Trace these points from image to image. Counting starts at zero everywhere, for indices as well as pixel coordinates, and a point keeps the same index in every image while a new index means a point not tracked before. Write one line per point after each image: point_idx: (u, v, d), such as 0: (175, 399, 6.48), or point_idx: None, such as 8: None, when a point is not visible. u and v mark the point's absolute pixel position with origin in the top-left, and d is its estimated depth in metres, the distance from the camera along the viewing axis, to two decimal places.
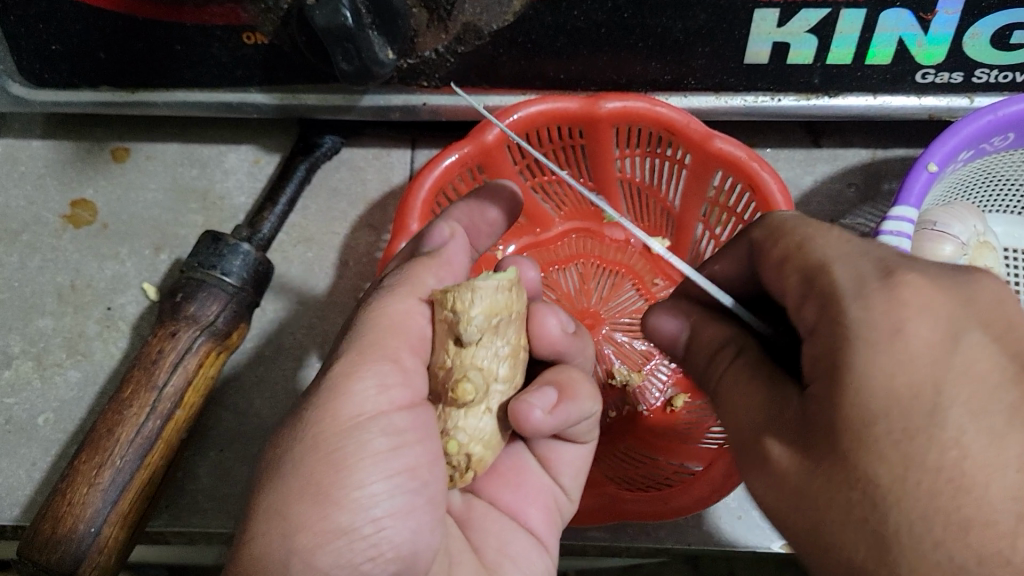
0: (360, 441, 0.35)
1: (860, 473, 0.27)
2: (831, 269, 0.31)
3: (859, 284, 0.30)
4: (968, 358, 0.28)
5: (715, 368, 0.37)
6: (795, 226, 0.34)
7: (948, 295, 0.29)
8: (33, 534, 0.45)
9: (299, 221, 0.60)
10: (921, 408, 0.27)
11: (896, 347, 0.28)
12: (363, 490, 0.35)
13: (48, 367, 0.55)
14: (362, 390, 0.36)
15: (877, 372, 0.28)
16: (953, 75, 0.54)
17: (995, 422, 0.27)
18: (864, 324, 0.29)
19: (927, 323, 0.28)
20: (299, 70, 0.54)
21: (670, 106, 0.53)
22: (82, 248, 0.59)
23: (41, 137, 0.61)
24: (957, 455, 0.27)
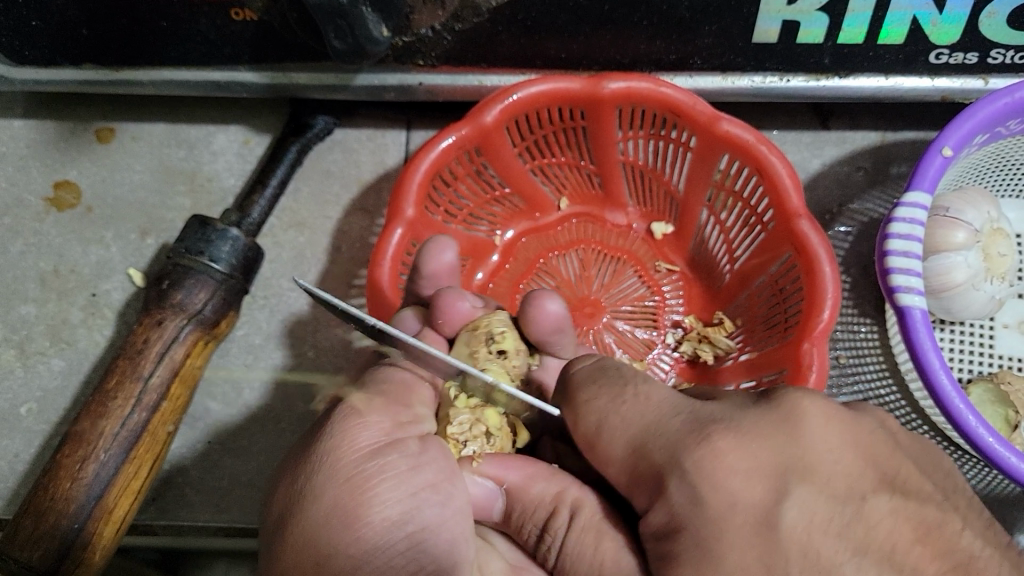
0: (380, 462, 0.34)
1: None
2: (644, 446, 0.32)
3: (673, 463, 0.31)
4: (798, 516, 0.28)
5: (549, 548, 0.37)
6: (580, 400, 0.36)
7: (758, 448, 0.29)
8: (15, 531, 0.43)
9: (290, 204, 0.58)
10: (749, 499, 0.29)
11: (715, 519, 0.29)
12: (388, 507, 0.33)
13: (31, 355, 0.54)
14: (364, 417, 0.36)
15: (714, 546, 0.29)
16: (968, 55, 0.52)
17: (831, 546, 0.28)
18: (688, 501, 0.30)
19: (743, 480, 0.29)
20: (290, 48, 0.51)
21: (676, 87, 0.51)
22: (65, 232, 0.57)
23: (22, 117, 0.59)
24: None
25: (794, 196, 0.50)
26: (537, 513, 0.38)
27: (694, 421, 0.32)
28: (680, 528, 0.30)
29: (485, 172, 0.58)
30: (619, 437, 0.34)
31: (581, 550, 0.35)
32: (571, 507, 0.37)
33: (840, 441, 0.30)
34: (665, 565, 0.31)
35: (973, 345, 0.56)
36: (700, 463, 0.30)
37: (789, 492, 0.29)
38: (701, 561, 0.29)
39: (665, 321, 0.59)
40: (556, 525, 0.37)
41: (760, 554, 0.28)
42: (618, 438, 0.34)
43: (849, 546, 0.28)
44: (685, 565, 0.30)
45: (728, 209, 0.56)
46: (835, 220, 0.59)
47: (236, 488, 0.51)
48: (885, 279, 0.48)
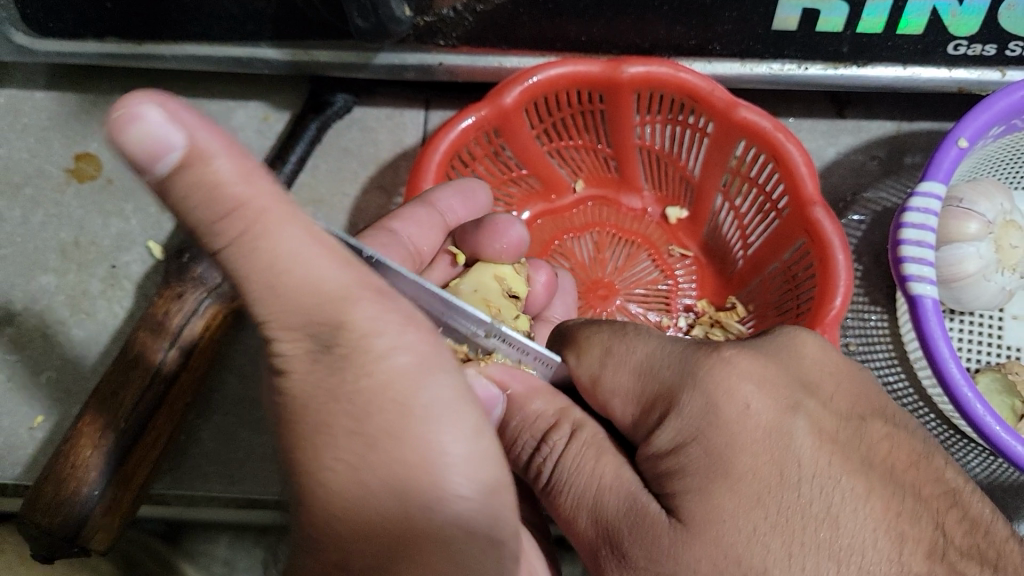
0: (432, 393, 0.29)
1: (721, 545, 0.31)
2: (650, 370, 0.37)
3: (688, 374, 0.35)
4: (808, 433, 0.32)
5: (543, 460, 0.39)
6: (583, 338, 0.41)
7: (771, 365, 0.34)
8: (37, 496, 0.44)
9: (308, 181, 0.59)
10: (760, 384, 0.33)
11: (728, 421, 0.33)
12: (454, 447, 0.29)
13: (50, 325, 0.54)
14: (358, 309, 0.27)
15: (723, 448, 0.32)
16: (986, 47, 0.53)
17: (832, 457, 0.32)
18: (700, 402, 0.33)
19: (755, 392, 0.33)
20: (313, 25, 0.52)
21: (695, 73, 0.51)
22: (86, 204, 0.57)
23: (44, 88, 0.59)
24: (826, 532, 0.31)
25: (809, 183, 0.50)
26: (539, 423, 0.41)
27: (702, 345, 0.36)
28: (692, 429, 0.33)
29: (502, 152, 0.58)
30: (667, 377, 0.36)
31: (579, 463, 0.37)
32: (573, 424, 0.40)
33: (823, 363, 0.36)
34: (664, 475, 0.34)
35: (982, 335, 0.57)
36: (712, 374, 0.34)
37: (795, 421, 0.33)
38: (717, 473, 0.32)
39: (677, 305, 0.60)
40: (552, 441, 0.39)
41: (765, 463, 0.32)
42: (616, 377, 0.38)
43: (853, 457, 0.32)
44: (697, 478, 0.32)
45: (743, 195, 0.57)
46: (849, 208, 0.59)
47: (250, 461, 0.52)
48: (898, 267, 0.49)
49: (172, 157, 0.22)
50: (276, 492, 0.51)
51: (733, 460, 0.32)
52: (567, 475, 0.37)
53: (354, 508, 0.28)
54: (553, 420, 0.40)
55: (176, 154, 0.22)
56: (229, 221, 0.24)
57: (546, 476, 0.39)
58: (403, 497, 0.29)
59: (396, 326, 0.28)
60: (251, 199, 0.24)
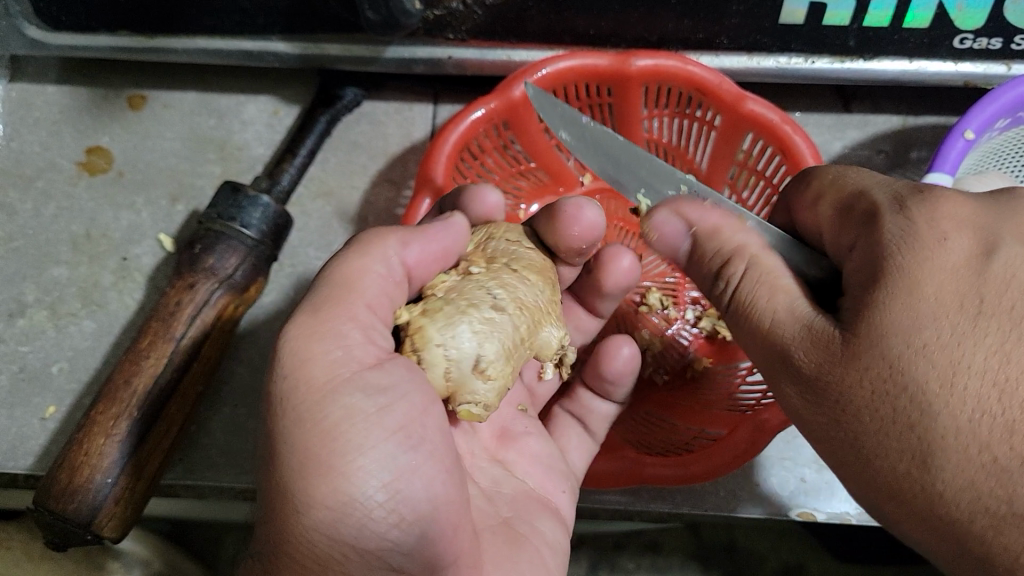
0: (345, 405, 0.33)
1: (896, 353, 0.30)
2: (869, 192, 0.35)
3: (896, 203, 0.33)
4: (1004, 267, 0.31)
5: (725, 286, 0.37)
6: (836, 172, 0.38)
7: (984, 210, 0.32)
8: (51, 483, 0.45)
9: (317, 174, 0.59)
10: (963, 224, 0.32)
11: (935, 254, 0.31)
12: (370, 463, 0.33)
13: (62, 316, 0.55)
14: (341, 322, 0.35)
15: (919, 283, 0.31)
16: (991, 40, 0.53)
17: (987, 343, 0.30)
18: (899, 232, 0.32)
19: (963, 241, 0.31)
20: (323, 18, 0.52)
21: (703, 66, 0.51)
22: (97, 197, 0.58)
23: (55, 82, 0.60)
24: (952, 435, 0.30)
25: None
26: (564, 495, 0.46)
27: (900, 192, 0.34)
28: (896, 259, 0.31)
29: (511, 146, 0.59)
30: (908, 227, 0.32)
31: (756, 293, 0.36)
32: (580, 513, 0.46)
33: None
34: (858, 288, 0.33)
35: None
36: (930, 209, 0.32)
37: (992, 259, 0.31)
38: (902, 289, 0.31)
39: (685, 298, 0.61)
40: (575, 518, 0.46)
41: (942, 351, 0.30)
42: (855, 186, 0.36)
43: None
44: (896, 285, 0.31)
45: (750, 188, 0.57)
46: None
47: None
48: None
49: None
50: None
51: (911, 317, 0.30)
52: (749, 289, 0.36)
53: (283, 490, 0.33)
54: (732, 246, 0.37)
55: None
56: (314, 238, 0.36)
57: (734, 293, 0.37)
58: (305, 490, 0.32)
59: (358, 359, 0.34)
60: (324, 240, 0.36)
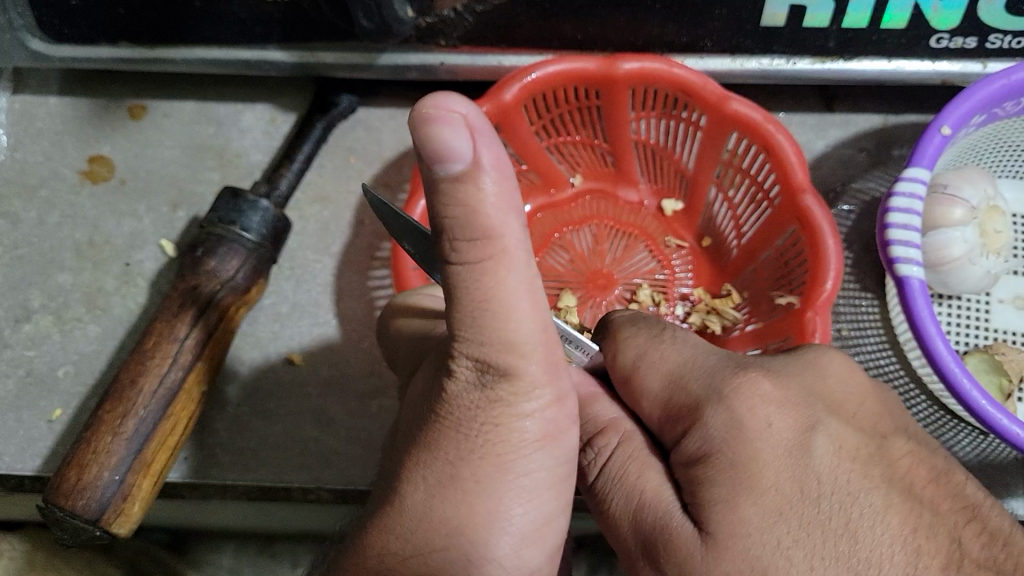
0: (535, 464, 0.32)
1: (744, 558, 0.33)
2: (683, 378, 0.38)
3: (712, 392, 0.37)
4: (827, 447, 0.35)
5: (589, 463, 0.40)
6: (622, 338, 0.42)
7: (790, 388, 0.37)
8: (60, 481, 0.46)
9: (315, 179, 0.61)
10: (783, 401, 0.36)
11: (752, 436, 0.35)
12: (524, 527, 0.32)
13: (67, 321, 0.56)
14: (530, 373, 0.31)
15: (745, 462, 0.34)
16: (967, 40, 0.54)
17: (784, 527, 0.33)
18: (724, 418, 0.36)
19: (782, 416, 0.36)
20: (319, 27, 0.54)
21: (687, 68, 0.53)
22: (100, 205, 0.59)
23: (58, 93, 0.61)
24: (846, 546, 0.33)
25: (798, 172, 0.52)
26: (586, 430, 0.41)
27: (731, 361, 0.38)
28: (710, 446, 0.35)
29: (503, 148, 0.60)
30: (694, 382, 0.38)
31: (622, 475, 0.38)
32: (620, 434, 0.40)
33: (848, 384, 0.38)
34: (690, 484, 0.36)
35: (970, 319, 0.59)
36: (736, 390, 0.36)
37: (817, 442, 0.35)
38: (728, 430, 0.35)
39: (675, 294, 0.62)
40: (601, 445, 0.40)
41: (767, 524, 0.33)
42: (661, 367, 0.39)
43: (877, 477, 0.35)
44: (716, 483, 0.34)
45: (736, 186, 0.59)
46: (839, 198, 0.61)
47: (264, 450, 0.53)
48: (885, 250, 0.50)
49: (454, 166, 0.27)
50: (288, 479, 0.52)
51: (744, 496, 0.34)
52: (619, 465, 0.39)
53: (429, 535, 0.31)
54: (601, 427, 0.41)
55: (458, 166, 0.27)
56: (477, 242, 0.28)
57: (594, 478, 0.40)
58: (463, 531, 0.31)
59: (557, 421, 0.33)
60: (502, 235, 0.28)
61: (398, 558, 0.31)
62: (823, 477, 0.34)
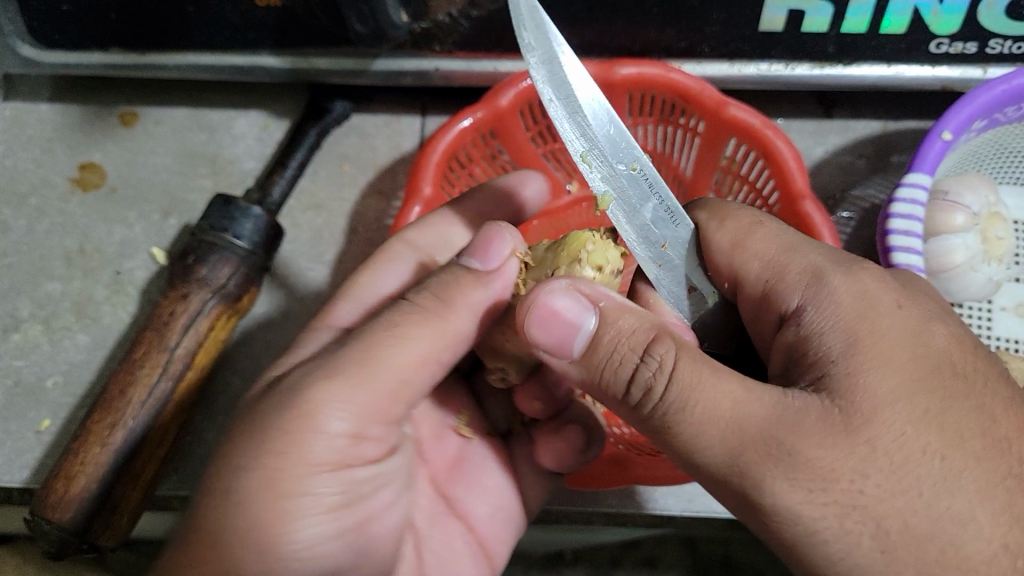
0: (321, 483, 0.36)
1: (902, 452, 0.32)
2: (799, 251, 0.39)
3: (833, 270, 0.37)
4: (943, 335, 0.35)
5: (654, 374, 0.34)
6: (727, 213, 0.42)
7: (900, 286, 0.37)
8: (47, 493, 0.45)
9: (308, 186, 0.60)
10: (899, 295, 0.36)
11: (880, 321, 0.34)
12: (314, 530, 0.36)
13: (57, 330, 0.55)
14: (328, 407, 0.35)
15: (883, 343, 0.34)
16: (967, 45, 0.54)
17: (907, 403, 0.32)
18: (846, 299, 0.35)
19: (896, 304, 0.35)
20: (312, 33, 0.53)
21: (684, 73, 0.53)
22: (90, 212, 0.58)
23: (48, 100, 0.61)
24: (988, 442, 0.33)
25: (798, 178, 0.52)
26: (636, 336, 0.35)
27: (811, 274, 0.37)
28: (831, 323, 0.35)
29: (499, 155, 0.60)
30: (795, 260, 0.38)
31: (694, 380, 0.33)
32: (674, 338, 0.35)
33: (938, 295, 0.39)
34: (801, 362, 0.35)
35: (972, 327, 0.58)
36: (842, 284, 0.36)
37: (934, 328, 0.35)
38: (864, 312, 0.35)
39: None
40: (659, 354, 0.34)
41: (913, 411, 0.32)
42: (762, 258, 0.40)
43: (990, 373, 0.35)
44: (834, 359, 0.34)
45: (734, 192, 0.58)
46: (838, 206, 0.60)
47: None
48: (886, 256, 0.50)
49: None
50: None
51: (883, 373, 0.33)
52: (692, 375, 0.33)
53: (242, 537, 0.34)
54: (652, 333, 0.35)
55: None
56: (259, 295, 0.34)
57: (660, 394, 0.34)
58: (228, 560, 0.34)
59: (352, 446, 0.37)
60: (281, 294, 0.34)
61: (204, 554, 0.34)
62: (947, 374, 0.34)
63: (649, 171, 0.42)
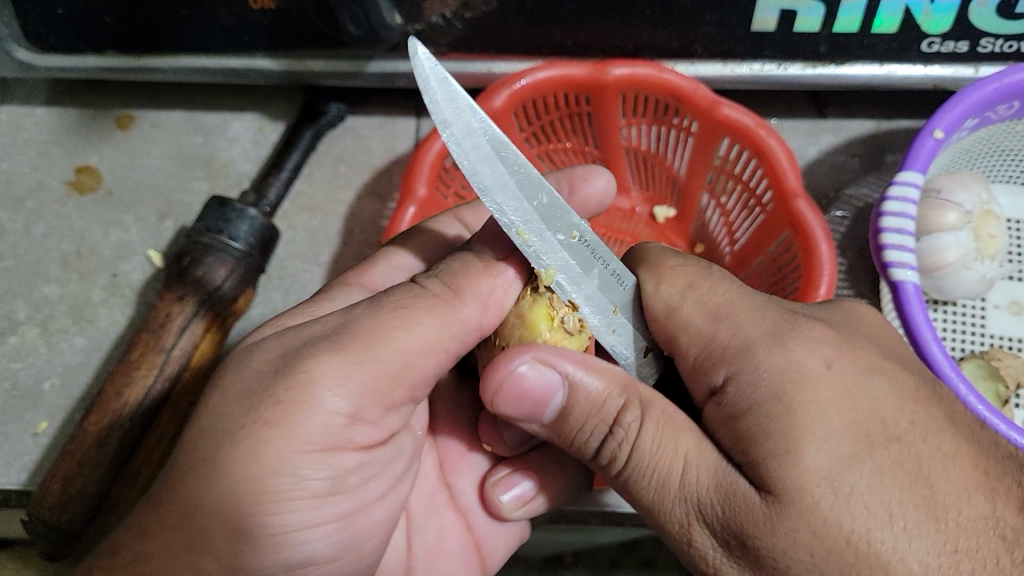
0: (309, 464, 0.34)
1: (826, 518, 0.30)
2: (723, 318, 0.36)
3: (770, 336, 0.34)
4: (886, 389, 0.32)
5: (618, 445, 0.35)
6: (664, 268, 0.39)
7: (840, 340, 0.34)
8: (43, 494, 0.45)
9: (304, 189, 0.60)
10: (838, 348, 0.33)
11: (811, 377, 0.32)
12: (300, 516, 0.35)
13: (53, 333, 0.55)
14: (322, 382, 0.34)
15: (811, 406, 0.31)
16: (958, 44, 0.54)
17: (836, 453, 0.30)
18: (780, 366, 0.33)
19: (822, 361, 0.33)
20: (306, 36, 0.53)
21: (677, 74, 0.53)
22: (87, 215, 0.58)
23: (44, 104, 0.61)
24: (926, 488, 0.30)
25: (791, 177, 0.52)
26: (606, 406, 0.35)
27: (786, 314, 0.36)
28: (761, 392, 0.33)
29: None
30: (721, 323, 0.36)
31: (659, 445, 0.34)
32: (643, 401, 0.35)
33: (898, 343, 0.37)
34: (732, 432, 0.33)
35: (966, 325, 0.58)
36: (774, 350, 0.33)
37: (873, 382, 0.32)
38: (791, 374, 0.32)
39: None
40: (626, 422, 0.35)
41: (834, 462, 0.30)
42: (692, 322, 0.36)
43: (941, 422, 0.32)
44: (763, 423, 0.32)
45: (728, 192, 0.59)
46: (832, 205, 0.60)
47: None
48: (879, 254, 0.50)
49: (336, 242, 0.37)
50: None
51: (810, 433, 0.31)
52: (651, 443, 0.34)
53: (225, 519, 0.33)
54: (623, 393, 0.35)
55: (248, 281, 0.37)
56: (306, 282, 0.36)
57: (622, 460, 0.35)
58: (201, 530, 0.33)
59: (344, 431, 0.35)
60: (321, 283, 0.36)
61: (171, 526, 0.33)
62: (885, 426, 0.31)
63: (590, 236, 0.38)
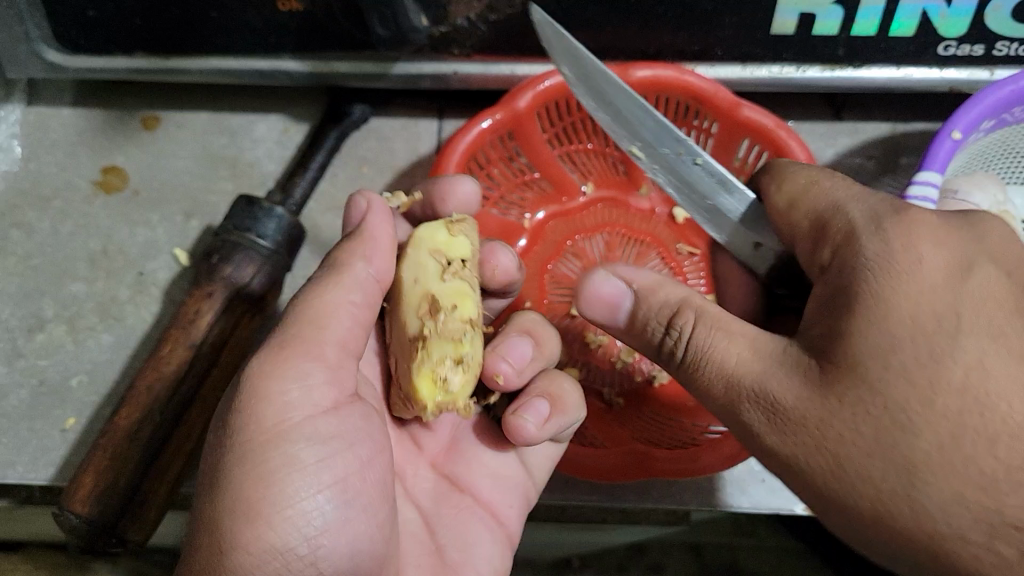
0: (294, 443, 0.37)
1: (885, 410, 0.34)
2: (842, 208, 0.39)
3: (873, 222, 0.37)
4: (974, 282, 0.36)
5: (674, 342, 0.40)
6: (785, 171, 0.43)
7: (953, 233, 0.37)
8: (74, 489, 0.46)
9: (327, 189, 0.61)
10: (940, 240, 0.37)
11: (904, 272, 0.36)
12: (307, 501, 0.37)
13: (81, 331, 0.56)
14: (275, 375, 0.37)
15: (899, 275, 0.36)
16: (974, 47, 0.55)
17: (907, 352, 0.34)
18: (880, 245, 0.36)
19: (932, 249, 0.36)
20: (332, 39, 0.54)
21: (699, 75, 0.56)
22: (113, 214, 0.59)
23: (71, 105, 0.62)
24: (973, 404, 0.34)
25: (812, 174, 0.54)
26: (663, 312, 0.41)
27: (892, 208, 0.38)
28: (863, 261, 0.36)
29: (515, 158, 0.62)
30: (822, 201, 0.40)
31: (715, 342, 0.39)
32: (696, 309, 0.40)
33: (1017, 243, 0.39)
34: (827, 315, 0.37)
35: None
36: (890, 237, 0.37)
37: (956, 278, 0.36)
38: (879, 271, 0.36)
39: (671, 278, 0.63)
40: (683, 323, 0.40)
41: (890, 350, 0.34)
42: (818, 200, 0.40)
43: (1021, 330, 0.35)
44: (848, 305, 0.36)
45: None
46: None
47: None
48: None
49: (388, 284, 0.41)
50: None
51: (887, 316, 0.35)
52: (705, 339, 0.39)
53: (235, 525, 0.35)
54: (677, 305, 0.41)
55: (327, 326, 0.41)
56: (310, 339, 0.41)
57: (681, 353, 0.40)
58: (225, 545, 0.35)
59: (313, 410, 0.38)
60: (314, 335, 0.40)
61: (207, 562, 0.35)
62: (960, 316, 0.35)
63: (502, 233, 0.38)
